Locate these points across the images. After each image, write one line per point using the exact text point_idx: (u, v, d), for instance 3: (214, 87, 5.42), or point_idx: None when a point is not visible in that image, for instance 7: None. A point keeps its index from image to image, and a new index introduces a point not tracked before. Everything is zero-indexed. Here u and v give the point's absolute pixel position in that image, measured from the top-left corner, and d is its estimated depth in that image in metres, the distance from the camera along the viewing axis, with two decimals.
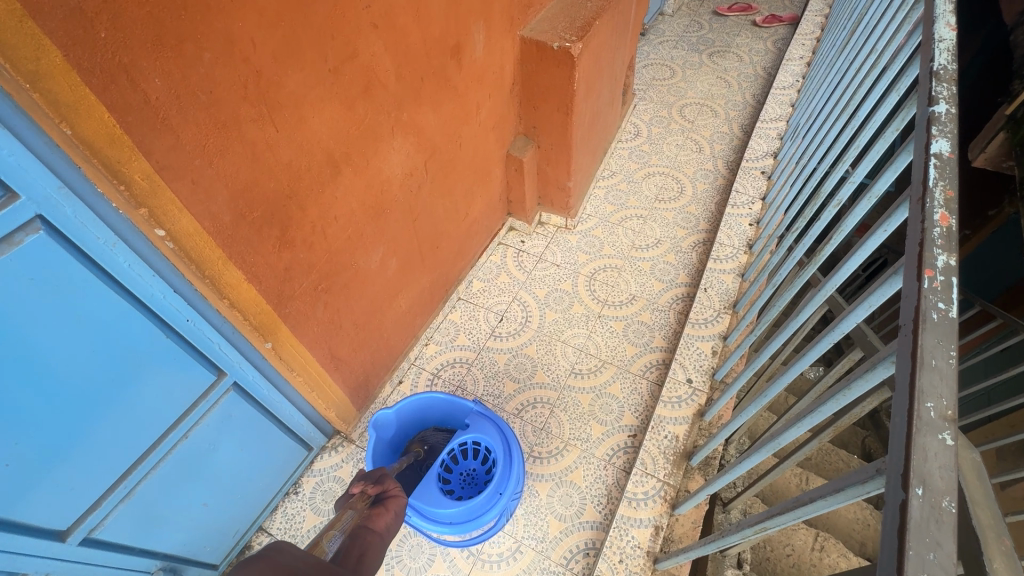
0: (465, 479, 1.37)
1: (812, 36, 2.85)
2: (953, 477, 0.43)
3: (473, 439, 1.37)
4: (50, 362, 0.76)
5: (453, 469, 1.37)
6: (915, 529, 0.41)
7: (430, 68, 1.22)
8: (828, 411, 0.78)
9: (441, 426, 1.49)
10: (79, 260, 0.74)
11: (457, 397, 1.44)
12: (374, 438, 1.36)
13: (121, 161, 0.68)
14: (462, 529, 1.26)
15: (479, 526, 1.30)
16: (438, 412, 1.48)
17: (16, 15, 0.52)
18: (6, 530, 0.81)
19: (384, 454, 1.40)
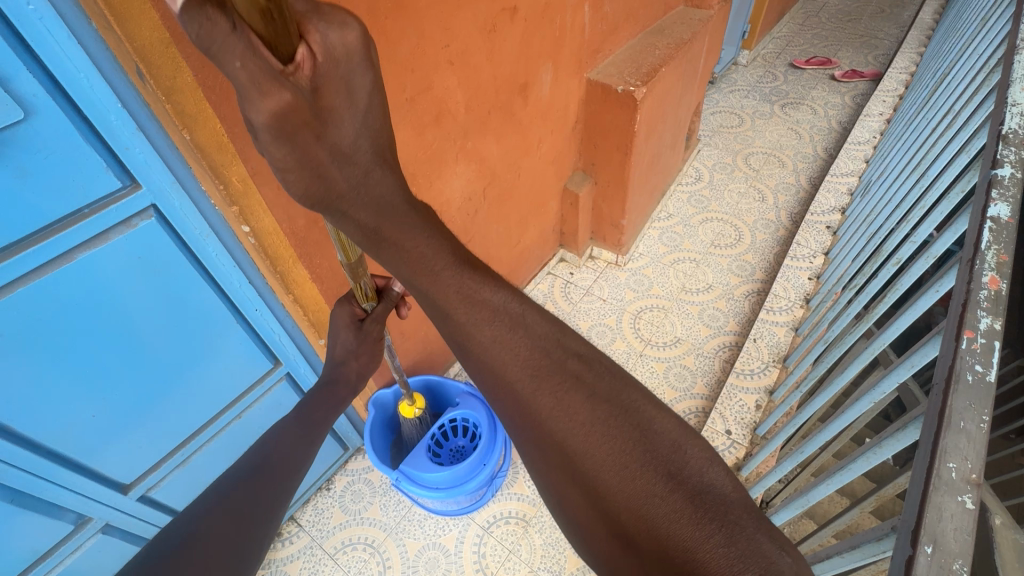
0: (454, 455, 1.45)
1: (895, 92, 2.76)
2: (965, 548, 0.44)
3: (461, 416, 1.44)
4: (138, 330, 0.88)
5: (442, 445, 1.45)
6: None
7: (497, 102, 1.31)
8: (858, 470, 0.75)
9: (435, 409, 1.54)
10: (179, 246, 0.85)
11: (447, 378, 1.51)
12: (372, 415, 1.39)
13: (224, 164, 0.80)
14: (449, 496, 1.30)
15: (465, 494, 1.34)
16: (432, 395, 1.53)
17: (163, 41, 0.64)
18: (81, 474, 0.93)
19: (382, 435, 1.45)
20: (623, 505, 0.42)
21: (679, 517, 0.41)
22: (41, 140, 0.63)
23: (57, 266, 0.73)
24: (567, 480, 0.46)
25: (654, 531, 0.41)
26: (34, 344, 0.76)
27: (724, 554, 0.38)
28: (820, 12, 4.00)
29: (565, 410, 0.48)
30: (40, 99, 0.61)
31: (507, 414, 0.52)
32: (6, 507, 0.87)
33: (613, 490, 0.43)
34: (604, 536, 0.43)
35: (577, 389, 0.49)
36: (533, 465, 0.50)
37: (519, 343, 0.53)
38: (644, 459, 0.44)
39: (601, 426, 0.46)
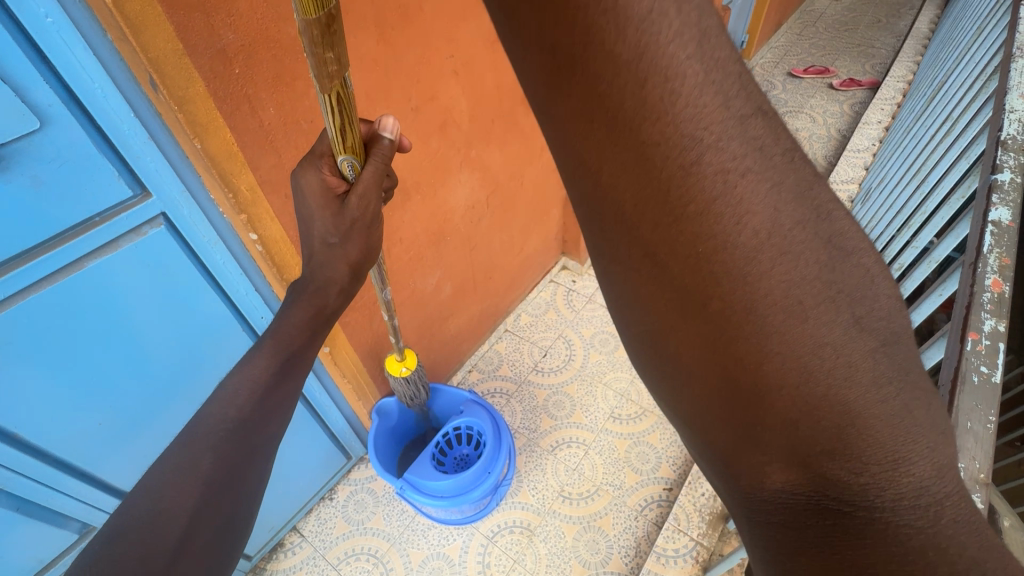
0: (458, 463, 1.45)
1: (893, 101, 2.78)
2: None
3: (465, 424, 1.43)
4: (146, 337, 0.88)
5: (447, 453, 1.45)
6: None
7: (501, 111, 1.33)
8: None
9: (441, 416, 1.54)
10: (187, 253, 0.86)
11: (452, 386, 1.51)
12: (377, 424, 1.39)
13: (234, 173, 0.81)
14: (453, 504, 1.30)
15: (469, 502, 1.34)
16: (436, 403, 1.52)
17: (177, 52, 0.66)
18: (85, 482, 0.93)
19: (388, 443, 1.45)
20: (784, 355, 0.32)
21: (853, 373, 0.32)
22: (54, 150, 0.64)
23: (67, 274, 0.74)
24: (690, 297, 0.32)
25: (820, 391, 0.32)
26: (43, 349, 0.77)
27: (896, 431, 0.33)
28: (817, 22, 4.04)
29: (743, 212, 0.31)
30: (55, 109, 0.62)
31: (608, 186, 0.32)
32: (11, 515, 0.87)
33: (782, 335, 0.31)
34: (718, 380, 0.34)
35: (756, 171, 0.31)
36: (622, 266, 0.34)
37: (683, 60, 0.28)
38: (828, 294, 0.32)
39: (787, 243, 0.31)
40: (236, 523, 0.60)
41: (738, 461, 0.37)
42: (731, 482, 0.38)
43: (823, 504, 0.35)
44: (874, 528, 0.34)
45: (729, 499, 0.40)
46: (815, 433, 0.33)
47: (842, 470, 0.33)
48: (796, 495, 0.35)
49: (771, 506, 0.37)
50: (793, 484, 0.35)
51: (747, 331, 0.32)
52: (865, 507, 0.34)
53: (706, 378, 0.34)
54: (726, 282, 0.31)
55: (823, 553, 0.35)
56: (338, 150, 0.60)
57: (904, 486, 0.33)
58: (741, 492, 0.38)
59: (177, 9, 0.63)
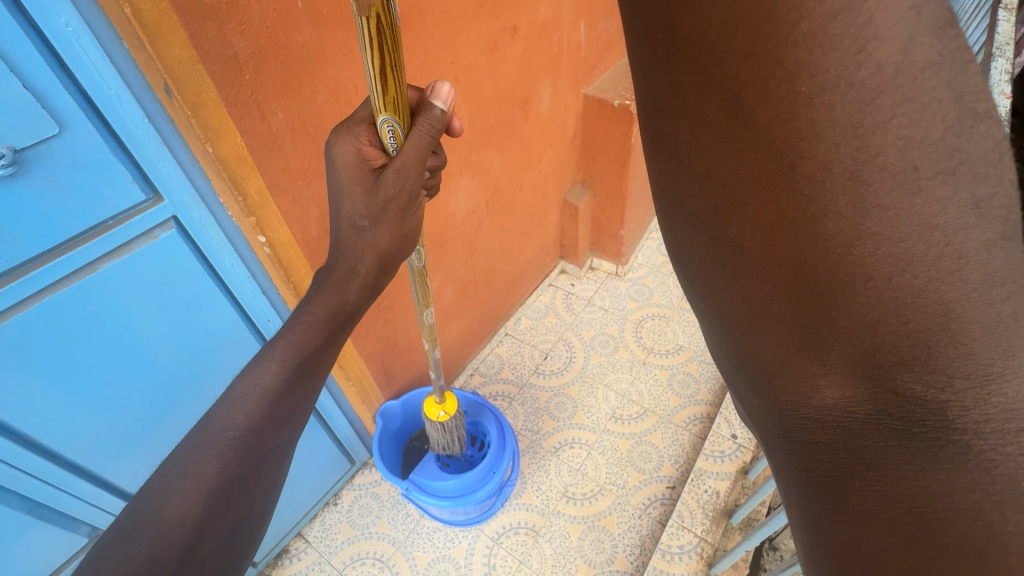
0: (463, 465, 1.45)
1: None
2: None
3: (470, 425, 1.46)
4: (156, 340, 0.90)
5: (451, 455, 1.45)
6: None
7: (499, 117, 1.36)
8: None
9: None
10: (197, 256, 0.88)
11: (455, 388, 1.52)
12: (381, 426, 1.40)
13: (243, 177, 0.83)
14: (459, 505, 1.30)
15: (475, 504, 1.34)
16: None
17: (191, 59, 0.68)
18: (96, 485, 0.94)
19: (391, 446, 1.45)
20: (882, 242, 0.29)
21: (961, 266, 0.29)
22: (72, 154, 0.66)
23: (81, 276, 0.75)
24: (785, 170, 0.30)
25: (916, 294, 0.30)
26: (57, 351, 0.78)
27: (990, 336, 0.30)
28: None
29: (870, 41, 0.27)
30: (72, 115, 0.64)
31: (702, 29, 0.30)
32: (22, 518, 0.87)
33: (882, 214, 0.29)
34: (795, 281, 0.33)
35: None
36: (703, 135, 0.32)
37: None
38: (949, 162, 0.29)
39: (914, 91, 0.28)
40: (246, 526, 0.63)
41: (802, 367, 0.35)
42: (783, 399, 0.38)
43: (886, 416, 0.34)
44: (949, 449, 0.32)
45: (776, 419, 0.39)
46: (897, 336, 0.31)
47: (918, 377, 0.32)
48: (857, 408, 0.34)
49: (827, 416, 0.36)
50: (854, 393, 0.34)
51: (841, 216, 0.30)
52: (939, 420, 0.32)
53: (781, 280, 0.33)
54: (833, 146, 0.29)
55: (884, 471, 0.34)
56: (379, 109, 0.59)
57: (988, 404, 0.31)
58: (797, 405, 0.37)
59: (191, 18, 0.66)
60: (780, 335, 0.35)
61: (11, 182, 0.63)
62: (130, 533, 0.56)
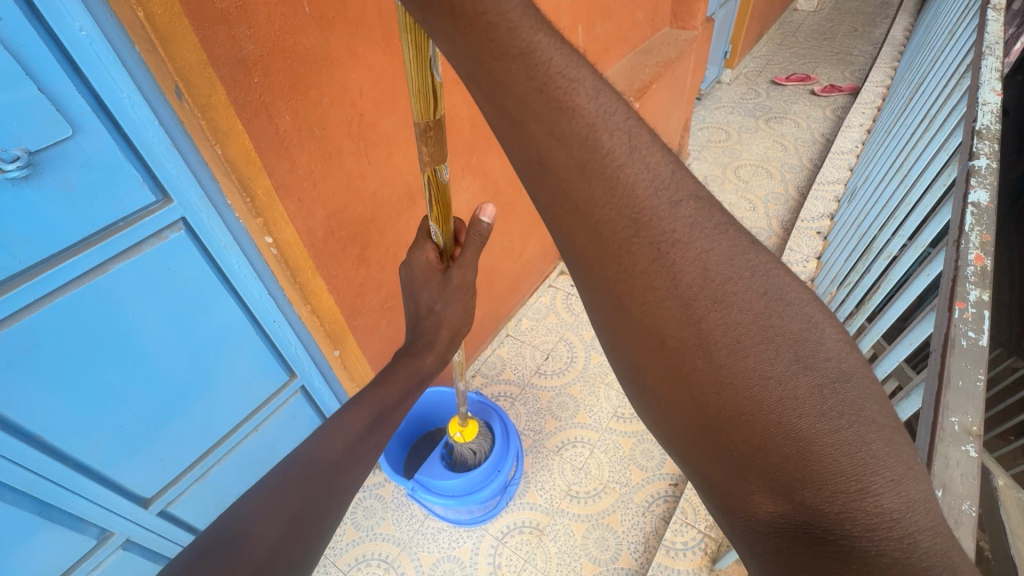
0: None
1: (873, 105, 2.87)
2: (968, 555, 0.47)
3: None
4: (164, 341, 0.90)
5: None
6: None
7: None
8: None
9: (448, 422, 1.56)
10: (204, 257, 0.88)
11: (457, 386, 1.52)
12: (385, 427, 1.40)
13: (252, 179, 0.83)
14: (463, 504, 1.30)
15: (479, 502, 1.34)
16: (445, 408, 1.54)
17: (201, 62, 0.69)
18: (106, 486, 0.94)
19: (394, 446, 1.45)
20: (740, 390, 0.42)
21: (800, 403, 0.41)
22: (84, 155, 0.67)
23: (92, 277, 0.76)
24: (662, 341, 0.44)
25: (782, 425, 0.41)
26: (67, 352, 0.79)
27: (847, 453, 0.40)
28: (797, 32, 4.19)
29: (676, 272, 0.44)
30: (86, 117, 0.66)
31: (590, 266, 0.46)
32: (32, 519, 0.88)
33: (732, 370, 0.42)
34: (701, 413, 0.44)
35: (687, 244, 0.44)
36: (614, 321, 0.47)
37: (627, 170, 0.44)
38: (766, 338, 0.43)
39: (719, 293, 0.44)
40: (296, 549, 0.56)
41: (735, 487, 0.44)
42: (732, 521, 0.45)
43: (806, 529, 0.41)
44: (854, 553, 0.39)
45: (739, 544, 0.45)
46: (783, 457, 0.41)
47: (811, 491, 0.40)
48: (785, 523, 0.42)
49: (762, 528, 0.43)
50: (776, 506, 0.42)
51: (705, 371, 0.43)
52: (838, 527, 0.40)
53: (692, 413, 0.44)
54: (683, 328, 0.43)
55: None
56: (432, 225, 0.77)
57: (869, 512, 0.39)
58: (740, 522, 0.44)
59: (202, 22, 0.67)
60: (708, 461, 0.45)
61: (25, 183, 0.64)
62: (214, 552, 0.54)
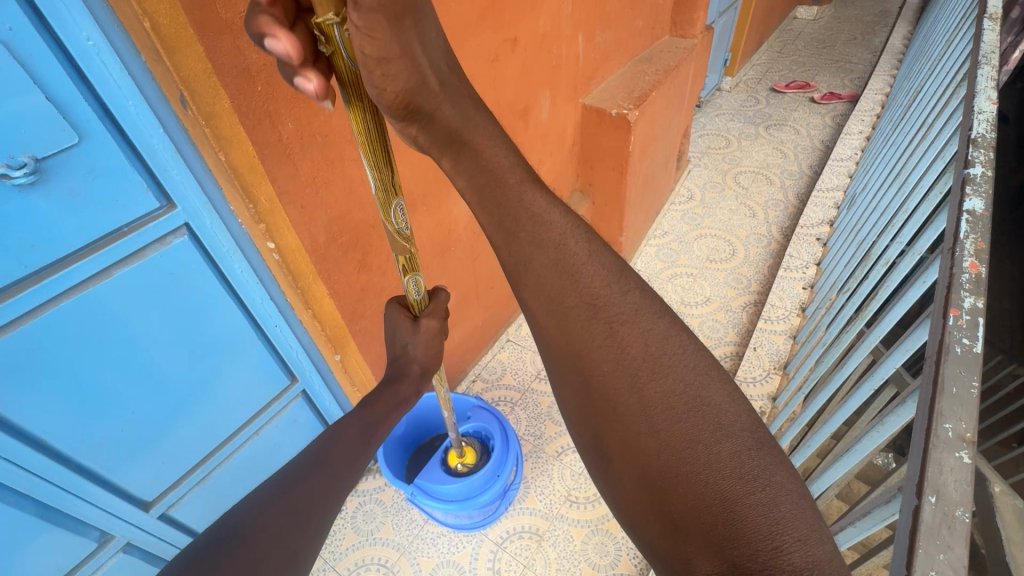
0: None
1: (872, 112, 2.88)
2: (958, 565, 0.47)
3: (474, 429, 1.47)
4: (163, 346, 0.91)
5: None
6: (927, 531, 0.49)
7: (501, 126, 1.38)
8: (863, 449, 0.92)
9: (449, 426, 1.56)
10: (206, 262, 0.89)
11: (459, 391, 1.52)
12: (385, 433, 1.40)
13: (254, 185, 0.84)
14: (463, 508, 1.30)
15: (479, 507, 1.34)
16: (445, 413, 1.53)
17: (206, 71, 0.70)
18: (106, 489, 0.95)
19: (395, 452, 1.44)
20: (674, 452, 0.49)
21: (721, 454, 0.48)
22: (89, 162, 0.68)
23: (95, 282, 0.77)
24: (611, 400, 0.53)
25: (699, 476, 0.47)
26: (68, 356, 0.79)
27: (762, 512, 0.44)
28: (796, 40, 4.22)
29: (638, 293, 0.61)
30: (91, 125, 0.67)
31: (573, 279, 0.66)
32: (34, 522, 0.88)
33: (667, 434, 0.50)
34: (638, 471, 0.50)
35: (635, 324, 0.57)
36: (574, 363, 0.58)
37: (585, 264, 0.60)
38: (694, 408, 0.51)
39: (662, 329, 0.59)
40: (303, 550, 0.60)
41: (673, 548, 0.46)
42: None
43: None
44: None
45: None
46: (705, 507, 0.45)
47: (733, 543, 0.43)
48: None
49: None
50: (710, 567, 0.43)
51: (646, 437, 0.50)
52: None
53: (633, 471, 0.50)
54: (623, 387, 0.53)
55: None
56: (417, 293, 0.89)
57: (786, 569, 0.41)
58: None
59: (207, 32, 0.68)
60: (654, 528, 0.48)
61: (32, 189, 0.65)
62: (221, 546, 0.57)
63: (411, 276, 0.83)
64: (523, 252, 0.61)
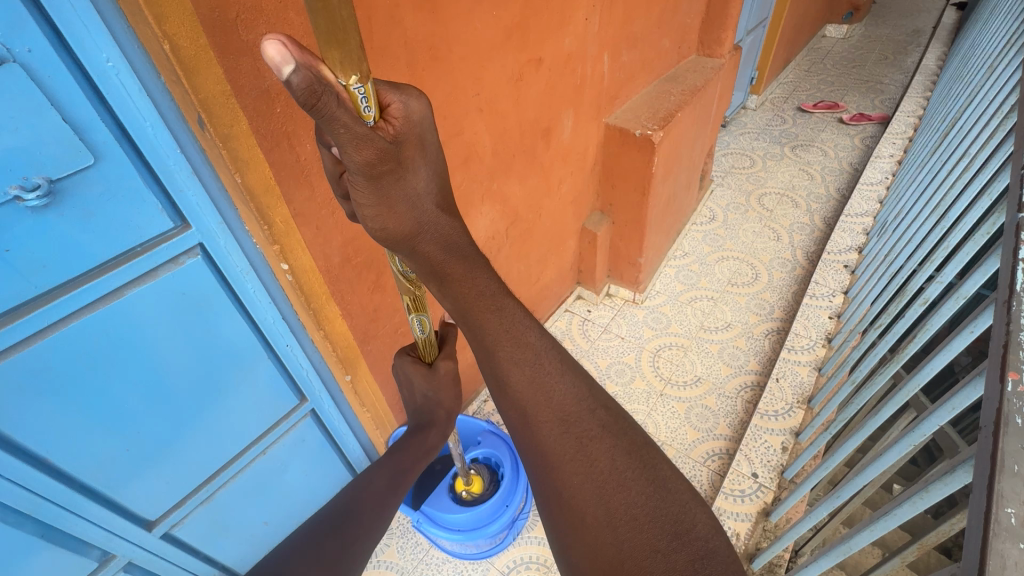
0: None
1: (904, 135, 2.80)
2: None
3: (484, 455, 1.43)
4: (170, 366, 0.89)
5: None
6: None
7: (522, 146, 1.36)
8: (905, 514, 0.78)
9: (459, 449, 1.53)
10: (219, 281, 0.88)
11: (470, 415, 1.49)
12: None
13: (270, 207, 0.83)
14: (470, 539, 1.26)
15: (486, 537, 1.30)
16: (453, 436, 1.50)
17: (225, 93, 0.69)
18: (109, 509, 0.93)
19: None
20: (636, 563, 0.50)
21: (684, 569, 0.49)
22: (104, 184, 0.67)
23: (105, 303, 0.76)
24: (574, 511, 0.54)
25: None
26: (74, 377, 0.78)
27: None
28: (825, 59, 4.15)
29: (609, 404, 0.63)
30: (108, 146, 0.65)
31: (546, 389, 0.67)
32: (35, 542, 0.87)
33: (631, 545, 0.51)
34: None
35: (602, 439, 0.58)
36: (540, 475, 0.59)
37: (559, 381, 0.62)
38: (653, 517, 0.53)
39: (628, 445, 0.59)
40: None
41: None
42: None
43: None
44: None
45: None
46: None
47: None
48: None
49: None
50: None
51: (611, 549, 0.51)
52: None
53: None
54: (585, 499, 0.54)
55: None
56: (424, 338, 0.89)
57: None
58: None
59: (228, 54, 0.67)
60: None
61: (46, 212, 0.64)
62: None
63: (418, 314, 0.80)
64: (502, 365, 0.63)
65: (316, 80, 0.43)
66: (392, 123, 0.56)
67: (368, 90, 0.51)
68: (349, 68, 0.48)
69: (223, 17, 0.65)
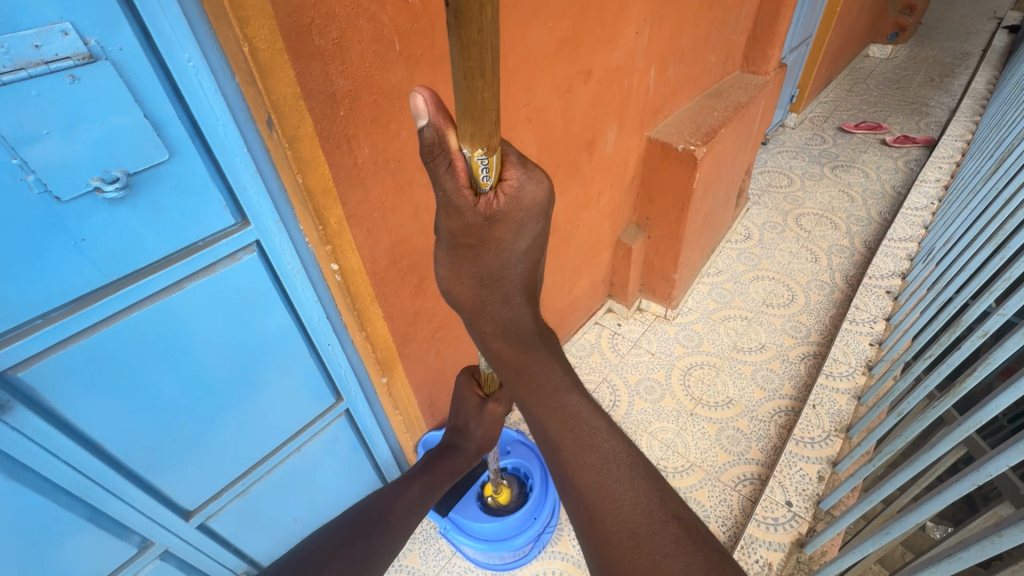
0: None
1: (952, 159, 2.70)
2: None
3: (513, 465, 1.43)
4: (218, 359, 0.91)
5: None
6: None
7: (566, 157, 1.36)
8: (972, 558, 0.75)
9: None
10: (270, 277, 0.89)
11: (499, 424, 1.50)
12: None
13: (326, 208, 0.84)
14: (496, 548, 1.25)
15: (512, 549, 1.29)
16: None
17: (295, 95, 0.71)
18: (151, 497, 0.95)
19: None
20: None
21: None
22: (176, 180, 0.69)
23: (166, 295, 0.78)
24: None
25: None
26: (131, 365, 0.80)
27: None
28: (868, 79, 4.06)
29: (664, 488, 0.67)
30: (182, 143, 0.67)
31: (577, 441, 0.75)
32: (82, 524, 0.89)
33: None
34: None
35: (677, 557, 0.59)
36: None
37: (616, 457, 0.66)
38: None
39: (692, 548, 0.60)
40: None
41: None
42: None
43: None
44: None
45: None
46: None
47: None
48: None
49: None
50: None
51: None
52: None
53: None
54: None
55: None
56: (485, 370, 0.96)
57: None
58: None
59: (301, 58, 0.69)
60: None
61: (121, 204, 0.66)
62: None
63: None
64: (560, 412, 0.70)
65: (436, 140, 0.52)
66: (499, 199, 0.60)
67: (491, 162, 0.54)
68: (478, 142, 0.51)
69: (299, 22, 0.66)
